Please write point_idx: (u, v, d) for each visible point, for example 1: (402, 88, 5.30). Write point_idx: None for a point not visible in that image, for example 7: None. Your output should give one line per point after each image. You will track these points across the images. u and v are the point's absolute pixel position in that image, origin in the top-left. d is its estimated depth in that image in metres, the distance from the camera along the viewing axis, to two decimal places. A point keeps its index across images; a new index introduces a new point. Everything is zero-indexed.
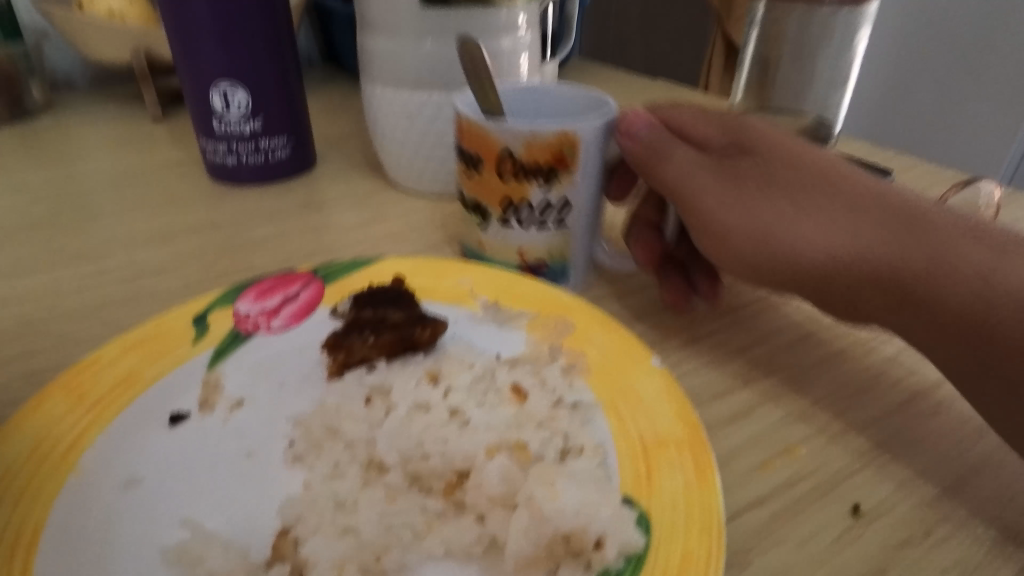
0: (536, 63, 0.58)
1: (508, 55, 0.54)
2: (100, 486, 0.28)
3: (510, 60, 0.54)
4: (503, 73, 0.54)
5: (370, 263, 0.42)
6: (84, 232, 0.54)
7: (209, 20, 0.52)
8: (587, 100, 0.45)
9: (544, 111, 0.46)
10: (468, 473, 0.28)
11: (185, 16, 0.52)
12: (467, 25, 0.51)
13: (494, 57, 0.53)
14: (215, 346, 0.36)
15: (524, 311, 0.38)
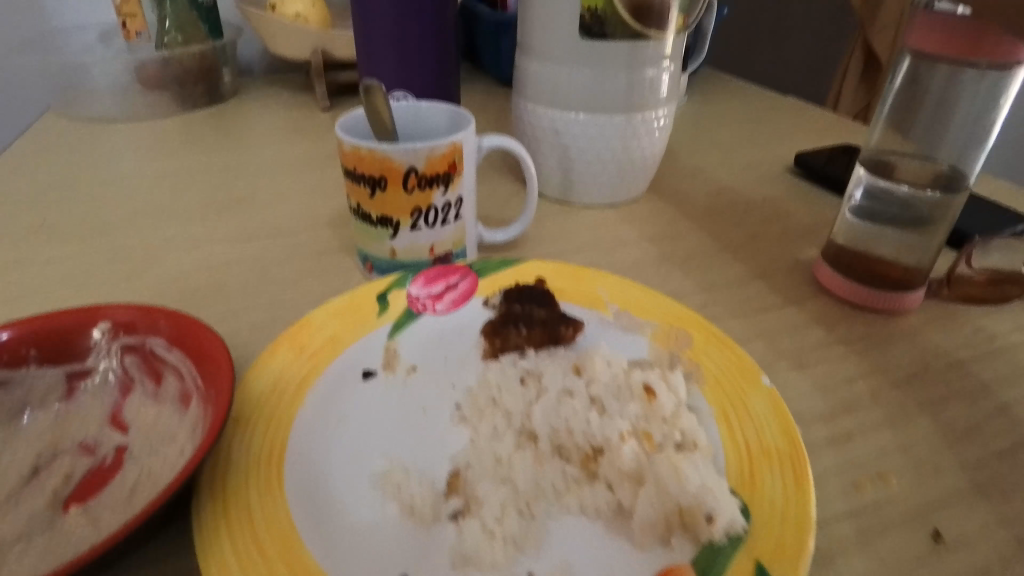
0: (676, 88, 0.62)
1: (650, 83, 0.59)
2: (320, 419, 0.37)
3: (651, 88, 0.59)
4: (643, 98, 0.59)
5: (520, 263, 0.50)
6: (280, 211, 0.65)
7: None
8: (454, 117, 0.51)
9: (432, 129, 0.52)
10: (602, 451, 0.35)
11: None
12: (616, 56, 0.57)
13: (637, 85, 0.58)
14: (394, 320, 0.45)
15: (650, 322, 0.44)
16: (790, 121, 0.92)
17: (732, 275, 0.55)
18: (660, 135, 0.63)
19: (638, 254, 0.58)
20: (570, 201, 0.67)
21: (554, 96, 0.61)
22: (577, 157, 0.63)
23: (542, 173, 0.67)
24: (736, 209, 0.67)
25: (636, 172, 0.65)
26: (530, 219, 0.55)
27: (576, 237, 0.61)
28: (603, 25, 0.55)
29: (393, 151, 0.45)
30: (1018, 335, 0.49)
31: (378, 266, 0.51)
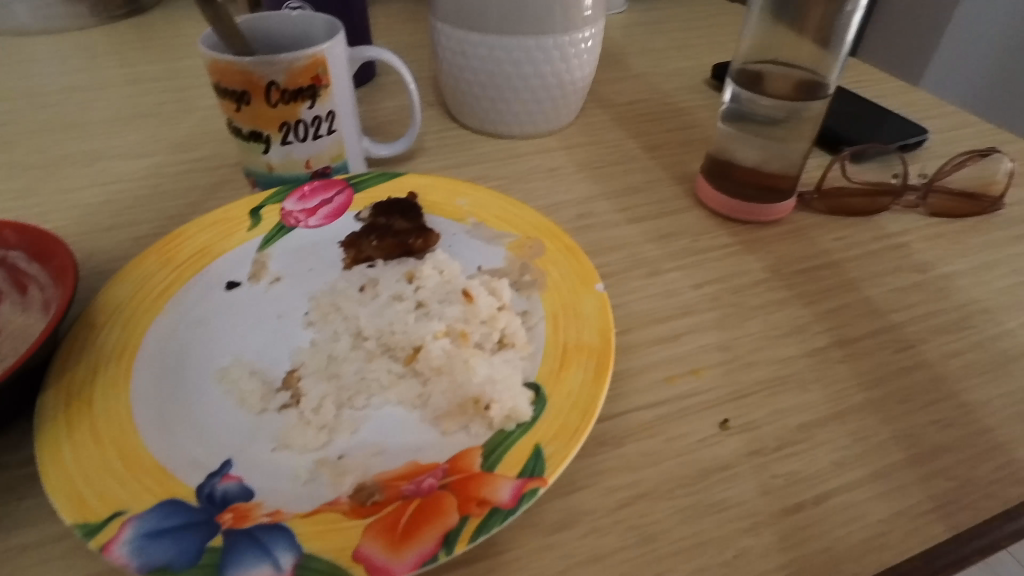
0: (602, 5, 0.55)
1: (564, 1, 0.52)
2: (177, 323, 0.40)
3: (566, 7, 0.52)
4: (557, 20, 0.53)
5: (399, 176, 0.50)
6: (185, 125, 0.65)
7: None
8: (325, 25, 0.49)
9: (307, 39, 0.50)
10: (420, 350, 0.38)
11: None
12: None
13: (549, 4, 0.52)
14: (265, 234, 0.47)
15: (509, 232, 0.46)
16: (727, 26, 0.89)
17: (617, 186, 0.56)
18: (581, 59, 0.57)
19: (530, 166, 0.59)
20: (490, 131, 0.62)
21: (460, 15, 0.54)
22: (485, 82, 0.57)
23: (458, 102, 0.61)
24: (642, 118, 0.66)
25: (559, 100, 0.59)
26: (414, 136, 0.56)
27: (474, 148, 0.61)
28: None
29: (251, 63, 0.44)
30: (875, 244, 0.50)
31: (260, 180, 0.51)
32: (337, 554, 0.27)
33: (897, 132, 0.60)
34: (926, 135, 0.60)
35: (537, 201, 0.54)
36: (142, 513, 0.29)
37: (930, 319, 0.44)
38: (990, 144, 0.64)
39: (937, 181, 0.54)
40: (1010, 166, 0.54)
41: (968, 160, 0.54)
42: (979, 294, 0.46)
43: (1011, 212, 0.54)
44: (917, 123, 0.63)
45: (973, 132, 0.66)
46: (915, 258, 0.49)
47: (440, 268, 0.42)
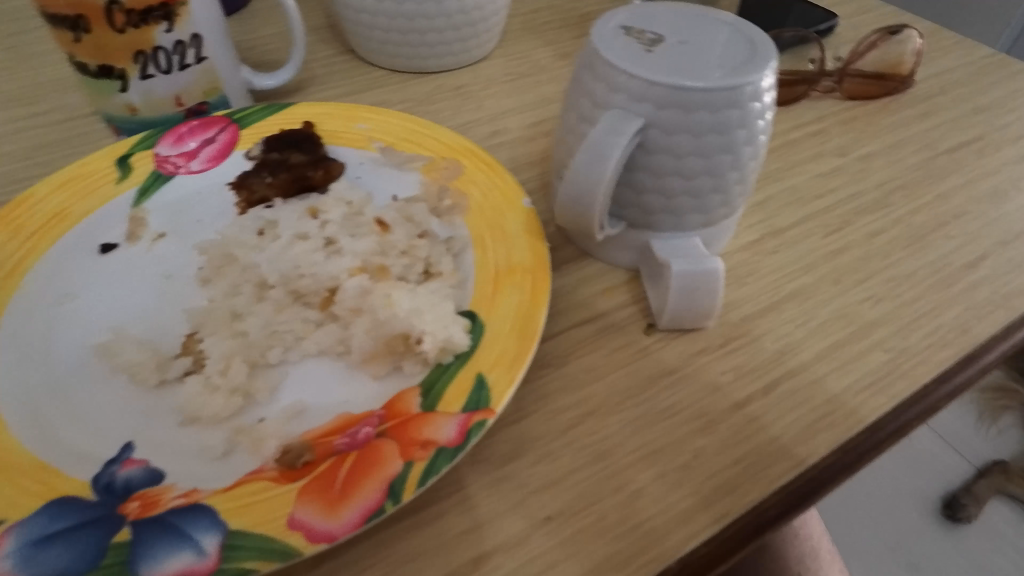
0: None
1: None
2: (39, 301, 0.34)
3: None
4: None
5: (288, 106, 0.44)
6: (14, 71, 0.54)
7: None
8: None
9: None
10: (336, 290, 0.34)
11: None
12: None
13: None
14: (138, 186, 0.40)
15: (422, 154, 0.41)
16: None
17: (531, 99, 0.52)
18: None
19: (435, 86, 0.54)
20: (402, 70, 0.55)
21: None
22: (394, 10, 0.50)
23: (362, 38, 0.53)
24: (549, 26, 0.62)
25: (474, 27, 0.53)
26: (301, 59, 0.49)
27: (371, 72, 0.55)
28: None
29: None
30: (795, 133, 0.50)
31: (122, 127, 0.44)
32: (267, 526, 0.24)
33: (804, 21, 0.59)
34: (832, 19, 0.60)
35: (446, 121, 0.50)
36: (23, 520, 0.24)
37: (852, 201, 0.44)
38: (885, 27, 0.65)
39: (849, 65, 0.53)
40: (916, 44, 0.54)
41: (877, 40, 0.54)
42: (895, 171, 0.47)
43: (914, 90, 0.55)
44: (819, 8, 0.63)
45: (873, 17, 0.66)
46: (834, 143, 0.49)
47: (345, 200, 0.39)
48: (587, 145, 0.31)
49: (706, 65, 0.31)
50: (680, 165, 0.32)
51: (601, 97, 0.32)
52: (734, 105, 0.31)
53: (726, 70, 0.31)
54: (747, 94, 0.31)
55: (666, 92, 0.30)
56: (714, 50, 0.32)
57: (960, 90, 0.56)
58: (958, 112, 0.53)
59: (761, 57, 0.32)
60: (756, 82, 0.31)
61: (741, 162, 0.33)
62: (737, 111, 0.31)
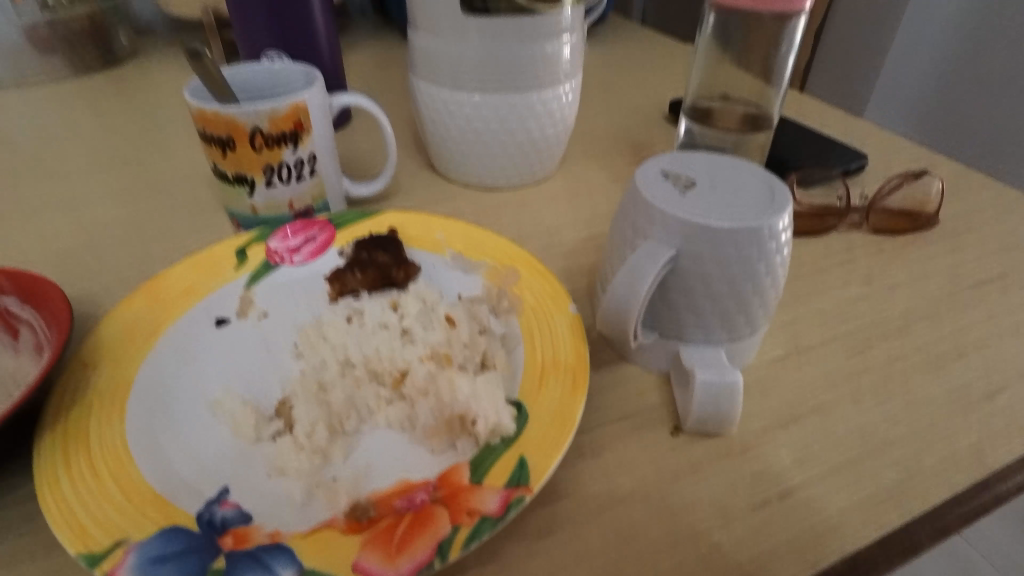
0: (580, 60, 0.59)
1: (548, 60, 0.55)
2: (166, 360, 0.41)
3: (548, 66, 0.56)
4: (538, 77, 0.56)
5: (377, 214, 0.53)
6: (161, 168, 0.66)
7: None
8: (305, 76, 0.53)
9: (290, 87, 0.54)
10: (406, 373, 0.41)
11: None
12: (514, 32, 0.53)
13: (531, 64, 0.55)
14: (251, 272, 0.48)
15: (486, 262, 0.48)
16: (680, 70, 0.96)
17: (584, 216, 0.60)
18: (562, 112, 0.60)
19: (501, 200, 0.62)
20: (475, 185, 0.64)
21: (442, 74, 0.56)
22: (472, 138, 0.59)
23: (443, 158, 0.63)
24: (605, 153, 0.71)
25: (539, 153, 0.62)
26: (392, 173, 0.59)
27: (448, 185, 0.64)
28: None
29: (237, 112, 0.47)
30: (824, 260, 0.55)
31: (243, 222, 0.54)
32: (336, 569, 0.29)
33: (837, 159, 0.66)
34: (864, 159, 0.67)
35: (509, 232, 0.58)
36: (143, 541, 0.30)
37: (876, 327, 0.48)
38: (917, 167, 0.70)
39: (877, 202, 0.58)
40: (939, 186, 0.60)
41: (903, 181, 0.59)
42: (919, 301, 0.50)
43: (942, 226, 0.60)
44: (852, 148, 0.70)
45: (905, 158, 0.73)
46: (861, 271, 0.54)
47: (421, 297, 0.46)
48: (627, 267, 0.37)
49: (730, 208, 0.37)
50: (707, 289, 0.38)
51: (641, 228, 0.38)
52: (754, 242, 0.36)
53: (747, 213, 0.37)
54: (765, 234, 0.36)
55: (696, 229, 0.36)
56: (739, 194, 0.39)
57: (988, 228, 0.60)
58: (985, 250, 0.57)
59: (780, 203, 0.37)
60: (773, 224, 0.36)
61: (762, 289, 0.38)
62: (757, 248, 0.36)
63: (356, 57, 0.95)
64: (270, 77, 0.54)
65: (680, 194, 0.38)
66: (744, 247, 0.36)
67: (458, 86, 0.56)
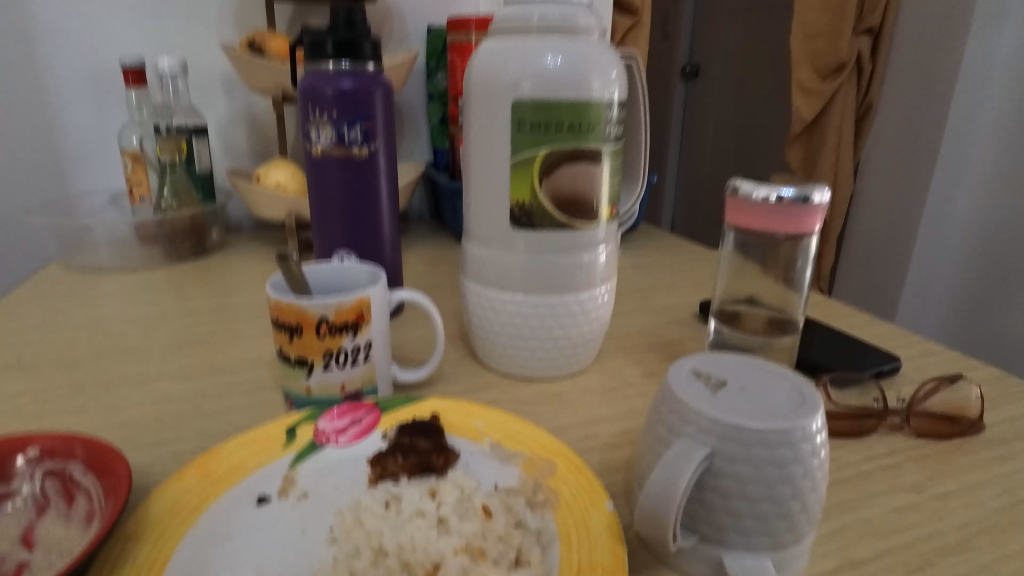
0: (614, 267, 0.66)
1: (585, 266, 0.62)
2: (205, 538, 0.42)
3: (585, 271, 0.62)
4: (576, 280, 0.62)
5: (420, 400, 0.56)
6: (228, 349, 0.72)
7: (336, 199, 0.76)
8: (370, 275, 0.60)
9: (356, 283, 0.61)
10: (439, 566, 0.40)
11: (322, 199, 0.76)
12: (555, 243, 0.60)
13: (569, 269, 0.61)
14: (298, 450, 0.50)
15: (523, 452, 0.49)
16: (707, 274, 1.04)
17: (619, 409, 0.61)
18: (598, 311, 0.65)
19: (538, 390, 0.65)
20: (514, 375, 0.67)
21: (489, 276, 0.63)
22: (514, 332, 0.64)
23: (486, 349, 0.67)
24: (638, 349, 0.74)
25: (575, 347, 0.65)
26: (438, 361, 0.63)
27: (489, 374, 0.68)
28: (531, 218, 0.59)
29: (309, 304, 0.53)
30: (867, 465, 0.54)
31: (296, 401, 0.57)
32: None
33: (866, 363, 0.67)
34: (895, 363, 0.68)
35: (546, 422, 0.59)
36: None
37: (932, 541, 0.45)
38: (951, 371, 0.71)
39: (915, 404, 0.59)
40: (978, 392, 0.60)
41: (939, 385, 0.60)
42: (976, 514, 0.48)
43: (987, 433, 0.59)
44: (881, 350, 0.72)
45: (937, 363, 0.74)
46: (908, 478, 0.52)
47: (458, 485, 0.46)
48: (662, 465, 0.38)
49: (761, 409, 0.39)
50: (745, 491, 0.37)
51: (675, 426, 0.40)
52: (787, 444, 0.37)
53: (777, 414, 0.38)
54: (798, 435, 0.37)
55: (728, 429, 0.37)
56: (769, 396, 0.40)
57: None
58: None
59: (809, 405, 0.39)
60: (804, 426, 0.37)
61: (802, 492, 0.38)
62: (791, 449, 0.37)
63: (413, 257, 1.07)
64: (338, 275, 0.61)
65: (711, 393, 0.40)
66: (778, 448, 0.37)
67: (503, 286, 0.62)
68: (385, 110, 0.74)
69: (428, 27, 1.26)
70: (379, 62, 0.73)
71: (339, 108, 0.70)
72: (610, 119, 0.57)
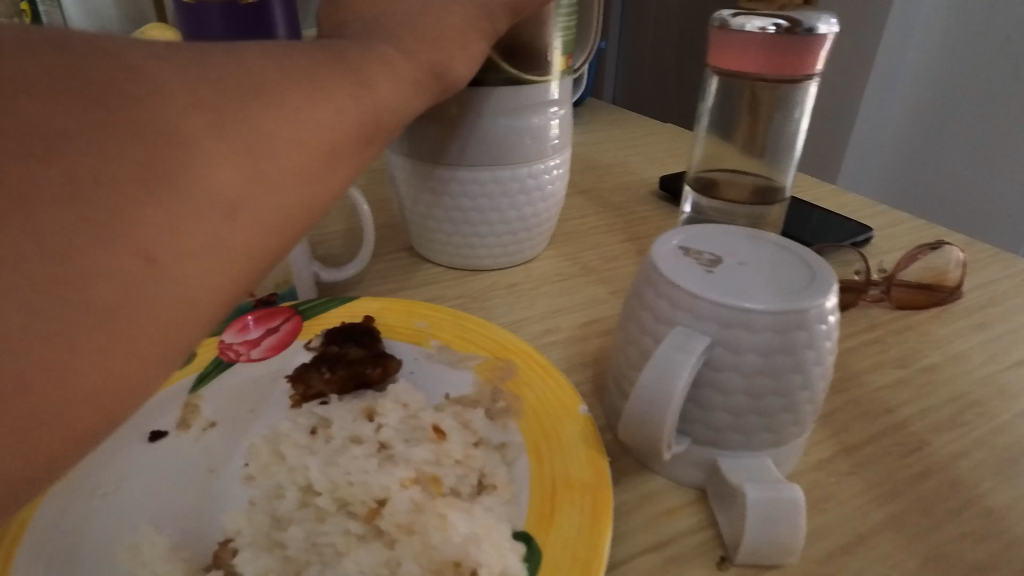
0: (568, 134, 0.56)
1: (537, 132, 0.51)
2: (76, 489, 0.32)
3: (538, 138, 0.52)
4: (529, 152, 0.52)
5: (350, 300, 0.47)
6: None
7: None
8: None
9: None
10: (384, 503, 0.33)
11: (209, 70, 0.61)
12: (503, 105, 0.49)
13: (521, 136, 0.51)
14: (198, 371, 0.40)
15: (478, 353, 0.42)
16: (662, 149, 0.95)
17: (581, 298, 0.54)
18: (553, 187, 0.56)
19: (490, 283, 0.57)
20: (458, 268, 0.58)
21: (423, 149, 0.52)
22: (458, 217, 0.54)
23: (425, 240, 0.57)
24: (597, 232, 0.67)
25: (529, 231, 0.57)
26: (368, 256, 0.53)
27: (431, 268, 0.59)
28: None
29: None
30: (849, 341, 0.50)
31: None
32: None
33: (841, 234, 0.63)
34: (867, 233, 0.64)
35: (500, 318, 0.52)
36: None
37: (925, 417, 0.42)
38: (920, 241, 0.68)
39: (894, 276, 0.54)
40: (959, 256, 0.56)
41: (918, 254, 0.55)
42: (963, 386, 0.45)
43: (963, 301, 0.56)
44: (852, 221, 0.67)
45: (904, 232, 0.70)
46: (892, 352, 0.48)
47: (401, 402, 0.39)
48: (653, 360, 0.31)
49: (772, 288, 0.32)
50: (750, 386, 0.31)
51: (664, 314, 0.32)
52: (803, 326, 0.31)
53: (792, 294, 0.31)
54: (815, 315, 0.31)
55: (732, 314, 0.31)
56: (775, 271, 0.33)
57: (1012, 302, 0.56)
58: (1015, 324, 0.53)
59: (823, 280, 0.32)
60: (821, 304, 0.31)
61: (811, 381, 0.32)
62: (808, 329, 0.31)
63: None
64: None
65: (706, 271, 0.33)
66: (794, 334, 0.31)
67: (442, 162, 0.52)
68: None
69: None
70: None
71: None
72: None
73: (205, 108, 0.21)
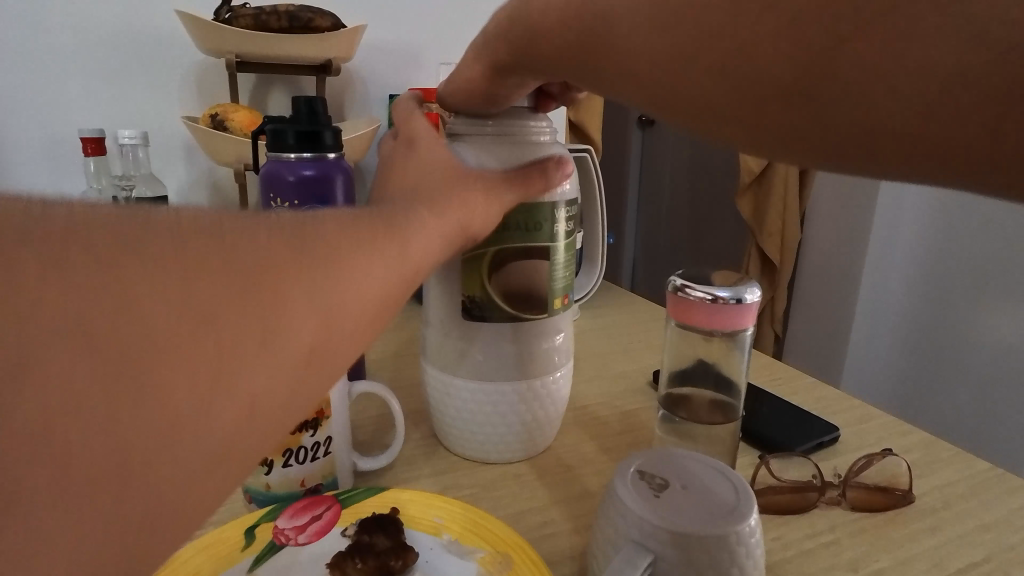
0: (568, 348, 0.67)
1: (535, 354, 0.64)
2: None
3: (536, 358, 0.64)
4: (526, 369, 0.64)
5: (382, 490, 0.57)
6: None
7: None
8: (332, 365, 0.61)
9: None
10: None
11: None
12: (512, 334, 0.62)
13: (519, 357, 0.63)
14: (256, 554, 0.50)
15: (482, 547, 0.51)
16: (661, 334, 1.08)
17: (577, 490, 0.63)
18: (551, 394, 0.66)
19: (499, 473, 0.67)
20: (471, 456, 0.68)
21: (445, 361, 0.65)
22: (468, 418, 0.65)
23: (445, 431, 0.68)
24: (596, 422, 0.77)
25: (528, 430, 0.67)
26: (398, 449, 0.64)
27: (450, 456, 0.69)
28: (483, 310, 0.60)
29: None
30: (808, 542, 0.57)
31: (256, 497, 0.57)
32: None
33: (811, 432, 0.72)
34: (836, 433, 0.72)
35: (505, 508, 0.61)
36: None
37: None
38: (886, 438, 0.76)
39: (850, 477, 0.62)
40: (906, 465, 0.64)
41: (870, 459, 0.64)
42: None
43: (918, 503, 0.63)
44: (822, 418, 0.76)
45: (874, 428, 0.78)
46: (846, 556, 0.55)
47: None
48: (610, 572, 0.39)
49: (702, 510, 0.42)
50: None
51: (623, 531, 0.42)
52: (726, 545, 0.40)
53: (719, 516, 0.41)
54: (736, 536, 0.40)
55: (672, 536, 0.40)
56: (710, 495, 0.44)
57: (966, 505, 0.63)
58: (964, 529, 0.59)
59: (745, 505, 0.42)
60: (742, 529, 0.40)
61: None
62: (731, 548, 0.40)
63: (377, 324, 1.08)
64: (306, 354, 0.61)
65: (655, 493, 0.43)
66: (721, 553, 0.40)
67: (462, 374, 0.64)
68: (345, 194, 0.77)
69: (389, 95, 1.31)
70: (341, 148, 0.75)
71: (301, 195, 0.72)
72: (556, 217, 0.60)
73: (297, 290, 0.32)
